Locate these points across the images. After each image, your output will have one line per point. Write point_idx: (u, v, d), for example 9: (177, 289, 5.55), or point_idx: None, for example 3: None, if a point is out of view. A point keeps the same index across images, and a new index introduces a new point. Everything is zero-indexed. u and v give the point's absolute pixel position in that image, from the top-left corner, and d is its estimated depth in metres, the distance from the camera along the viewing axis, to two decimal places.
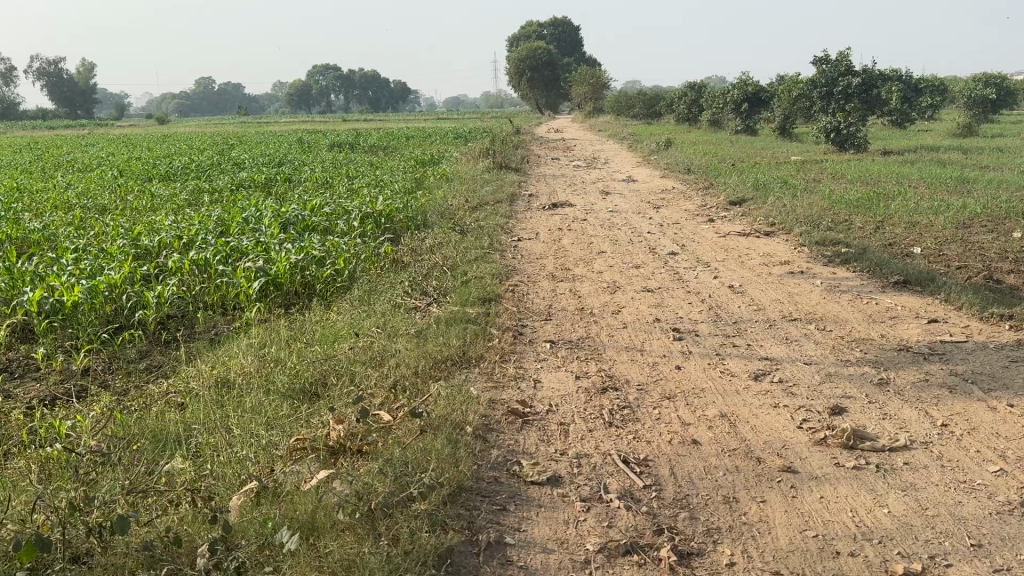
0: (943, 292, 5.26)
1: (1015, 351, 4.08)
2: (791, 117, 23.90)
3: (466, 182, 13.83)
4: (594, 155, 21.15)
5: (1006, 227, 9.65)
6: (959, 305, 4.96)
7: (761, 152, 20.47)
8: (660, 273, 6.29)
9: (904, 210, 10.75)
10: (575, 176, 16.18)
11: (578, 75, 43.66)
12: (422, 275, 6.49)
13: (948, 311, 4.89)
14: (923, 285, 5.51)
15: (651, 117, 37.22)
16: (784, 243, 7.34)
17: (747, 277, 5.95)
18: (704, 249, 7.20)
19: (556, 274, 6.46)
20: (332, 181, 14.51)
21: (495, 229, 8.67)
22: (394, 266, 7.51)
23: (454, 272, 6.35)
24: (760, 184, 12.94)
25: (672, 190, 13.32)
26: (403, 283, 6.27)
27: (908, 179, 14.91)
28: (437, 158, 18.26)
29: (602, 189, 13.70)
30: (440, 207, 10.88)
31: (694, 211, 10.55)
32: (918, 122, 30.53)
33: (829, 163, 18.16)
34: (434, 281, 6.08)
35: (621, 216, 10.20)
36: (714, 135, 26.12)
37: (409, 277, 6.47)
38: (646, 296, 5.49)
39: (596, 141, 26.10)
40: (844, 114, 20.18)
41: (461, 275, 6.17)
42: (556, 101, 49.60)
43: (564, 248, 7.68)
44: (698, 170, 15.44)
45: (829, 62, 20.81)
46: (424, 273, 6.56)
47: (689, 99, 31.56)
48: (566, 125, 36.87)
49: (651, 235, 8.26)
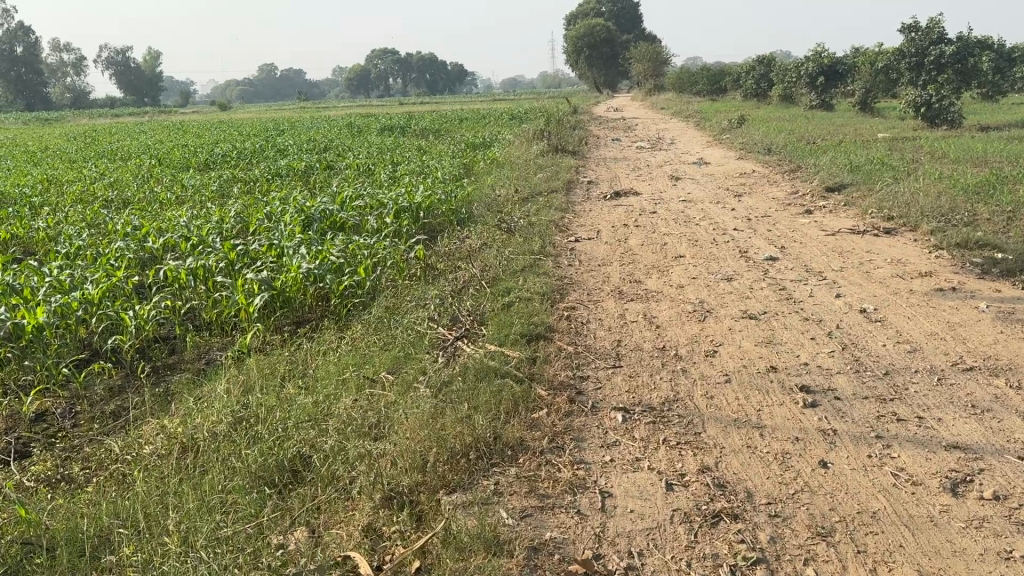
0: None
1: None
2: (873, 91, 21.84)
3: (518, 167, 12.53)
4: (658, 135, 19.57)
5: None
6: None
7: (841, 130, 18.58)
8: (761, 289, 4.90)
9: None
10: (638, 159, 14.72)
11: (637, 51, 41.74)
12: (456, 293, 5.20)
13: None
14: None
15: (715, 94, 35.21)
16: (911, 245, 5.85)
17: (879, 297, 4.52)
18: (810, 255, 5.76)
19: (625, 288, 5.13)
20: (376, 167, 13.37)
21: (550, 227, 7.36)
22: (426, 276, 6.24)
23: (495, 288, 5.06)
24: (853, 167, 11.29)
25: (750, 175, 11.77)
26: (430, 303, 4.98)
27: (1022, 159, 12.99)
28: (489, 141, 16.95)
29: (670, 174, 12.22)
30: (488, 200, 9.58)
31: (781, 201, 9.04)
32: (1012, 95, 27.84)
33: (923, 141, 16.21)
34: (469, 303, 4.78)
35: (696, 207, 8.77)
36: (786, 111, 24.16)
37: (440, 292, 5.20)
38: (749, 327, 4.12)
39: (658, 120, 24.45)
40: (935, 86, 18.09)
41: (502, 295, 4.87)
42: (615, 80, 47.72)
43: (634, 252, 6.33)
44: (777, 151, 13.81)
45: (919, 29, 18.69)
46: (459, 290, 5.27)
47: (758, 73, 29.47)
48: (626, 104, 35.07)
49: (738, 233, 6.84)
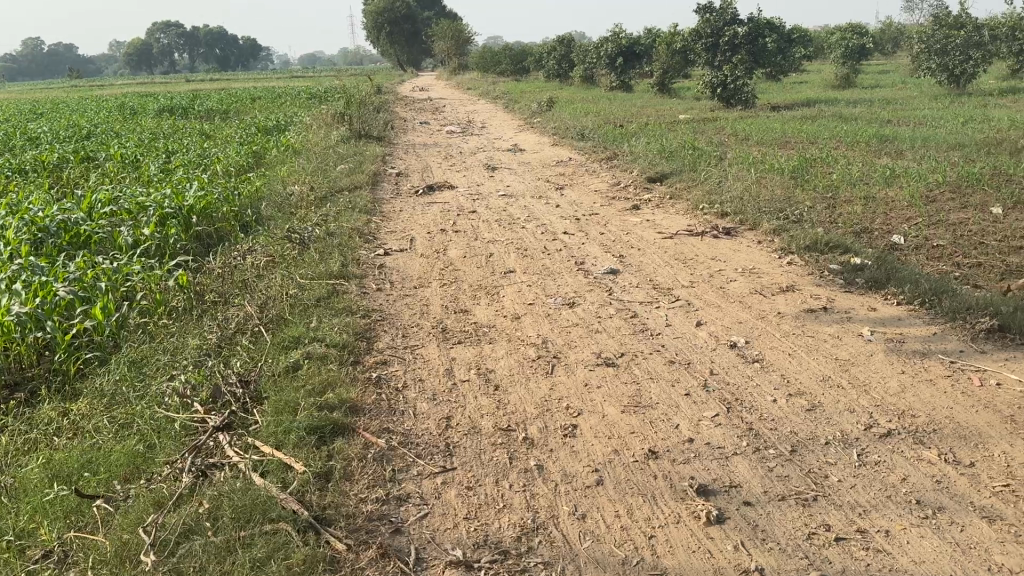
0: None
1: None
2: (670, 72, 22.20)
3: (316, 156, 11.16)
4: (468, 118, 18.72)
5: (972, 199, 8.04)
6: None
7: (645, 111, 18.63)
8: (608, 320, 4.09)
9: (845, 180, 9.06)
10: (449, 145, 13.79)
11: (438, 29, 40.72)
12: (225, 344, 3.94)
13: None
14: (1014, 312, 3.57)
15: (518, 74, 34.98)
16: (757, 251, 5.33)
17: (746, 327, 3.83)
18: (654, 266, 5.08)
19: (448, 326, 4.17)
20: (147, 157, 11.45)
21: (355, 237, 6.25)
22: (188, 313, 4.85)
23: (277, 336, 3.87)
24: (668, 153, 11.00)
25: (567, 164, 11.19)
26: (181, 370, 3.67)
27: (819, 139, 13.41)
28: (283, 124, 15.30)
29: (484, 163, 11.40)
30: (279, 201, 8.22)
31: (604, 195, 8.47)
32: (791, 75, 29.62)
33: (724, 122, 16.49)
34: (237, 365, 3.54)
35: (517, 205, 8.01)
36: (588, 92, 24.14)
37: (205, 342, 3.92)
38: (607, 381, 3.26)
39: (466, 102, 23.61)
40: (729, 68, 18.51)
41: (286, 350, 3.69)
42: (418, 58, 46.46)
43: (455, 272, 5.40)
44: (590, 136, 13.40)
45: (713, 10, 18.81)
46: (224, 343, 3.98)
47: (558, 54, 29.39)
48: (433, 84, 33.96)
49: (569, 241, 6.11)
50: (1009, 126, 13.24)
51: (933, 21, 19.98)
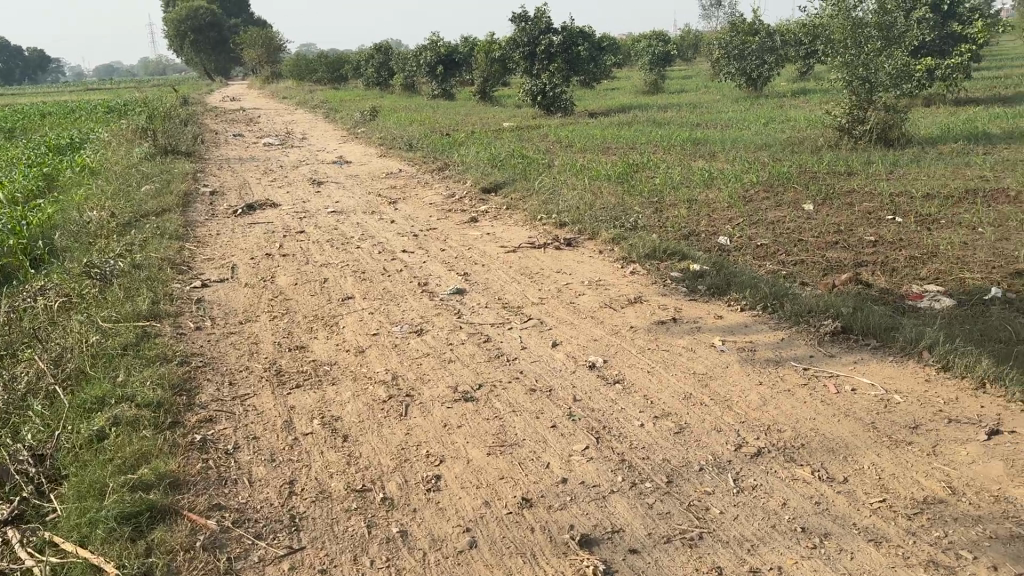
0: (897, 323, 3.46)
1: None
2: (491, 80, 22.35)
3: (118, 176, 10.14)
4: (286, 129, 17.88)
5: (784, 196, 8.54)
6: (956, 352, 3.16)
7: (469, 119, 18.62)
8: (459, 348, 3.85)
9: (668, 184, 9.37)
10: (268, 159, 13.05)
11: (248, 37, 38.90)
12: (11, 412, 3.31)
13: (960, 371, 3.05)
14: (852, 312, 3.69)
15: (336, 83, 34.08)
16: (599, 262, 5.29)
17: (602, 345, 3.70)
18: (500, 286, 4.94)
19: (283, 369, 3.77)
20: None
21: (167, 269, 5.62)
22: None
23: (76, 398, 3.30)
24: (497, 162, 10.96)
25: (396, 176, 10.86)
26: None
27: (638, 144, 13.92)
28: (78, 141, 13.87)
29: (308, 178, 10.84)
30: (75, 229, 7.31)
31: (438, 210, 8.25)
32: (604, 81, 30.83)
33: (547, 129, 16.78)
34: (23, 438, 2.95)
35: (348, 223, 7.61)
36: (410, 100, 23.85)
37: None
38: (466, 419, 3.01)
39: (283, 112, 22.61)
40: (548, 75, 18.88)
41: (88, 415, 3.13)
42: (228, 67, 44.17)
43: (287, 303, 4.96)
44: (417, 146, 13.14)
45: (528, 19, 19.02)
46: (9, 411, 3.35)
47: (377, 62, 28.87)
48: (246, 94, 32.36)
49: (407, 260, 5.83)
50: (804, 126, 14.35)
51: (729, 29, 21.40)
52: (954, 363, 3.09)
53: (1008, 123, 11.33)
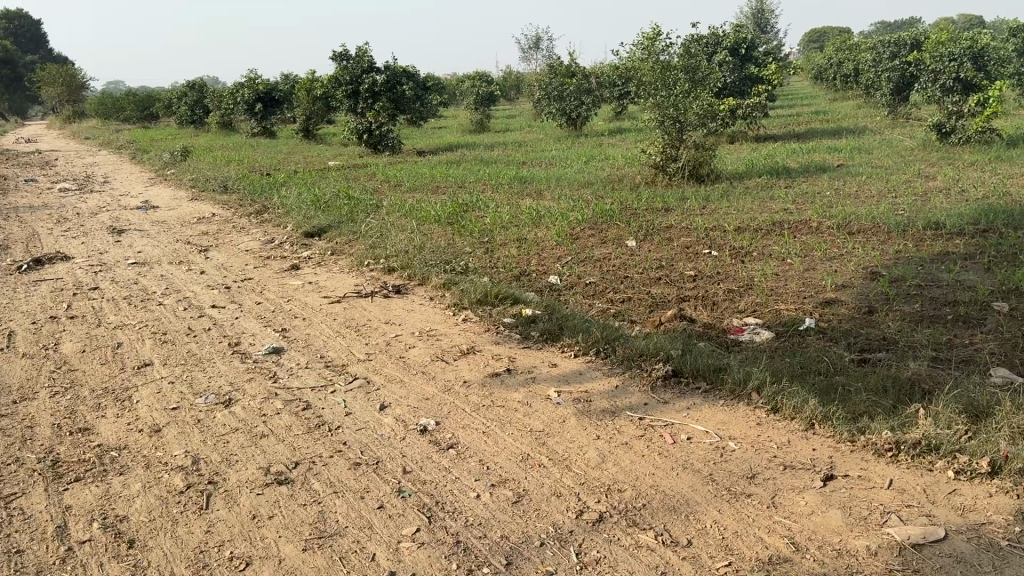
0: (726, 364, 3.48)
1: (995, 532, 2.27)
2: (314, 118, 21.73)
3: None
4: (86, 172, 16.39)
5: (609, 232, 8.73)
6: (784, 392, 3.21)
7: (292, 158, 17.95)
8: (275, 419, 3.47)
9: (498, 224, 9.35)
10: (64, 205, 11.85)
11: (41, 72, 35.79)
12: None
13: (789, 411, 3.09)
14: (682, 354, 3.68)
15: (145, 121, 31.98)
16: (429, 312, 5.08)
17: (433, 405, 3.46)
18: (324, 341, 4.62)
19: (62, 458, 3.23)
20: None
21: None
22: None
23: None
24: (322, 203, 10.53)
25: (210, 221, 10.14)
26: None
27: (467, 183, 13.92)
28: None
29: (108, 225, 9.88)
30: None
31: (257, 259, 7.74)
32: (431, 120, 30.94)
33: (374, 168, 16.45)
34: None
35: (154, 275, 6.96)
36: (227, 140, 22.72)
37: None
38: (281, 506, 2.65)
39: (84, 153, 20.82)
40: (373, 114, 18.60)
41: None
42: (18, 104, 40.38)
43: (73, 374, 4.34)
44: (235, 189, 12.41)
45: (350, 57, 18.52)
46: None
47: (190, 100, 27.36)
48: (41, 133, 29.61)
49: (219, 316, 5.33)
50: (623, 164, 14.95)
51: (549, 70, 22.08)
52: (782, 404, 3.12)
53: (802, 159, 12.31)
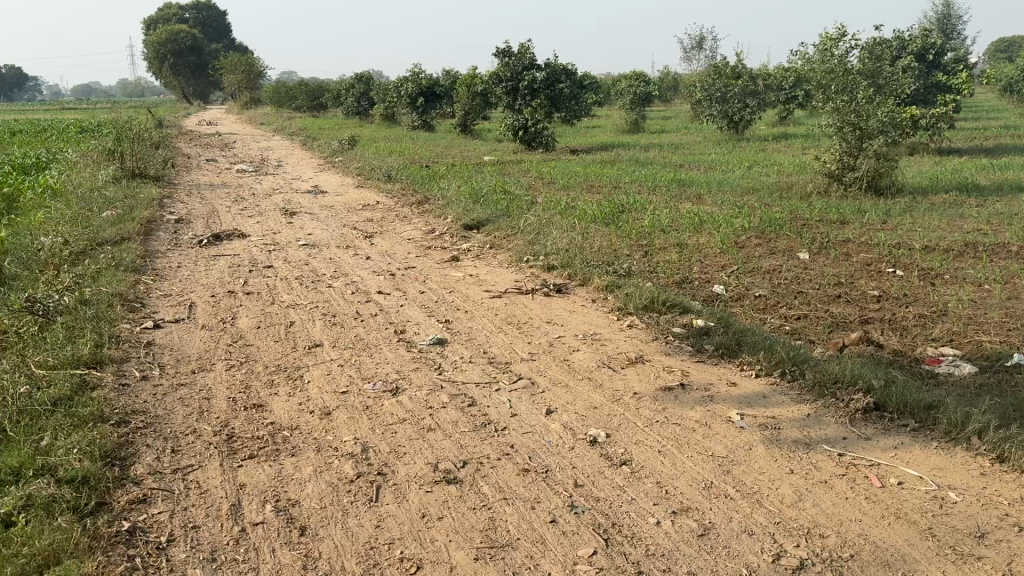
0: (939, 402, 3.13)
1: None
2: (472, 113, 22.02)
3: (80, 198, 9.64)
4: (261, 156, 17.39)
5: (776, 243, 8.24)
6: (1012, 440, 2.84)
7: (448, 151, 18.29)
8: (439, 413, 3.41)
9: (657, 226, 9.05)
10: (242, 186, 12.58)
11: (226, 61, 38.48)
12: None
13: (1020, 463, 2.72)
14: (886, 386, 3.37)
15: (315, 111, 33.68)
16: (593, 313, 4.91)
17: (603, 417, 3.29)
18: (486, 336, 4.55)
19: (237, 432, 3.31)
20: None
21: (118, 306, 5.13)
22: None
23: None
24: (480, 197, 10.59)
25: (373, 208, 10.43)
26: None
27: (622, 183, 13.65)
28: (43, 161, 13.33)
29: (280, 207, 10.36)
30: (24, 256, 6.82)
31: (419, 248, 7.84)
32: (586, 119, 30.78)
33: (529, 164, 16.47)
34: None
35: (323, 258, 7.18)
36: (387, 131, 23.49)
37: None
38: (449, 508, 2.56)
39: (260, 138, 22.17)
40: (530, 111, 18.60)
41: None
42: (205, 90, 43.65)
43: (248, 349, 4.48)
44: (397, 179, 12.75)
45: (512, 54, 18.65)
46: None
47: (357, 92, 28.55)
48: (224, 118, 31.86)
49: (383, 303, 5.38)
50: (788, 172, 14.19)
51: (712, 71, 21.35)
52: (1011, 454, 2.76)
53: (995, 175, 11.20)
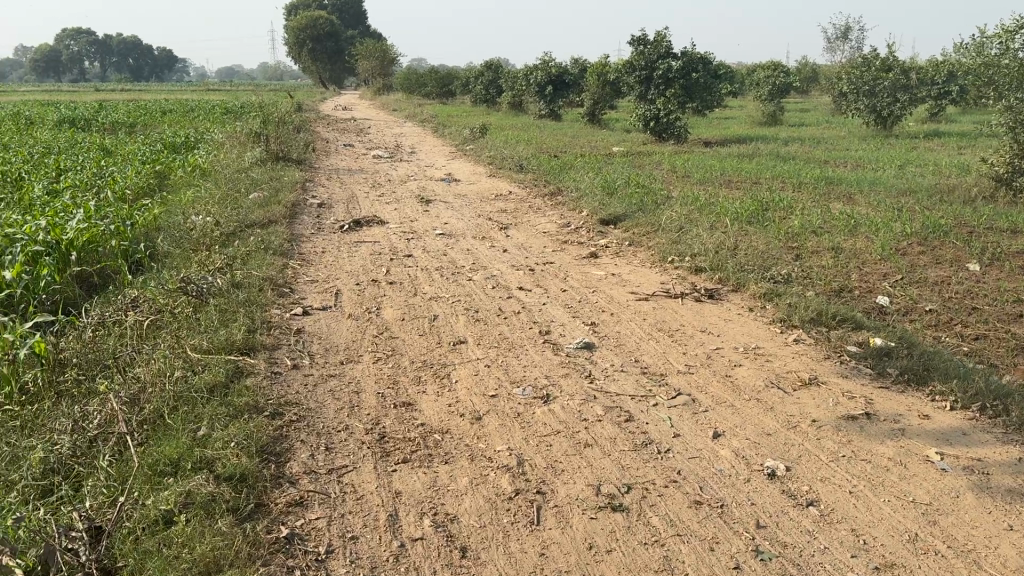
0: None
1: None
2: (602, 104, 21.30)
3: (227, 179, 10.01)
4: (395, 142, 17.67)
5: (942, 251, 7.57)
6: None
7: (578, 141, 18.00)
8: (596, 427, 3.22)
9: (805, 227, 8.50)
10: (377, 171, 12.78)
11: (362, 48, 39.51)
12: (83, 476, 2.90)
13: None
14: None
15: (444, 97, 34.07)
16: (752, 325, 4.62)
17: (779, 448, 3.07)
18: (636, 342, 4.32)
19: (389, 432, 3.23)
20: (25, 168, 10.03)
21: (267, 290, 5.21)
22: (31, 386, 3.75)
23: (142, 457, 2.86)
24: (614, 190, 10.30)
25: (506, 199, 10.34)
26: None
27: (762, 179, 13.00)
28: (194, 142, 13.99)
29: (415, 194, 10.42)
30: (178, 235, 7.11)
31: (555, 242, 7.67)
32: (718, 110, 29.71)
33: (662, 157, 15.98)
34: (77, 508, 2.53)
35: (460, 248, 7.13)
36: (515, 119, 23.42)
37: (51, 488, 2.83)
38: (617, 540, 2.39)
39: (392, 124, 22.58)
40: (663, 101, 17.95)
41: (159, 487, 2.65)
42: (341, 75, 45.09)
43: (394, 342, 4.43)
44: (528, 169, 12.61)
45: (648, 43, 18.17)
46: (60, 470, 2.96)
47: (487, 79, 28.63)
48: (357, 103, 32.70)
49: (526, 300, 5.23)
50: (948, 172, 13.11)
51: (861, 62, 20.05)
52: None
53: None
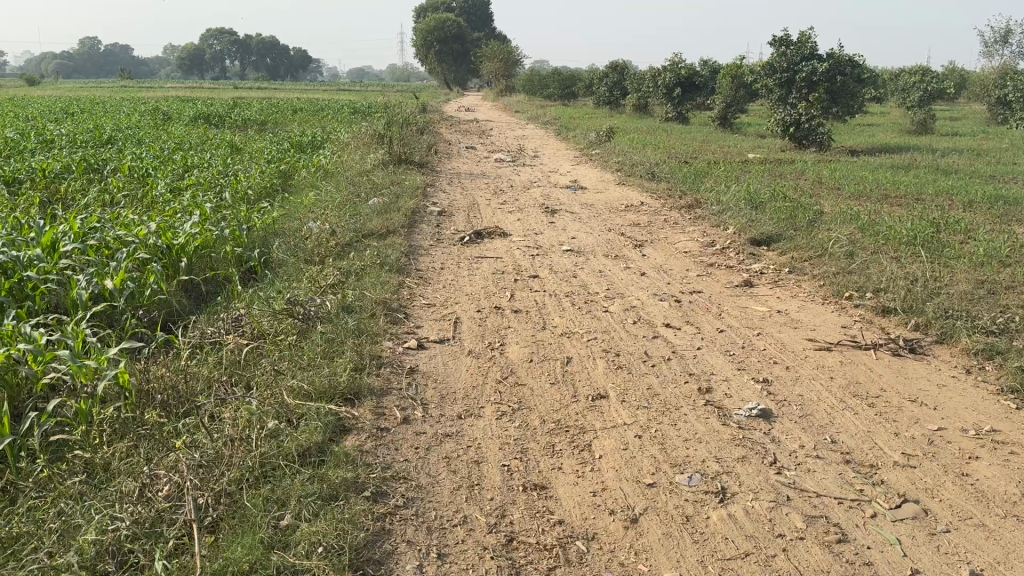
0: None
1: None
2: (733, 106, 20.10)
3: (347, 182, 9.59)
4: (517, 145, 17.03)
5: None
6: None
7: (710, 147, 16.82)
8: (799, 552, 2.40)
9: (995, 256, 7.22)
10: (499, 176, 12.15)
11: (487, 50, 39.26)
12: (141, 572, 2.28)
13: None
14: None
15: (566, 100, 33.20)
16: (974, 396, 3.66)
17: None
18: (827, 413, 3.42)
19: (518, 532, 2.49)
20: (153, 164, 9.93)
21: (379, 316, 4.59)
22: (109, 424, 3.18)
23: (210, 558, 2.24)
24: (760, 203, 9.23)
25: (637, 211, 9.48)
26: None
27: (925, 196, 11.54)
28: (318, 141, 13.80)
29: (540, 203, 9.69)
30: (294, 242, 6.65)
31: (698, 263, 6.76)
32: (860, 116, 27.60)
33: (803, 166, 14.65)
34: None
35: (592, 269, 6.35)
36: (642, 122, 22.38)
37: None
38: None
39: (514, 126, 22.00)
40: (805, 105, 16.53)
41: None
42: (464, 76, 45.08)
43: (521, 390, 3.70)
44: (659, 177, 11.68)
45: (791, 43, 16.76)
46: (116, 555, 2.35)
47: (612, 81, 27.64)
48: (479, 104, 32.38)
49: (677, 342, 4.38)
50: None
51: None
52: None
53: None
